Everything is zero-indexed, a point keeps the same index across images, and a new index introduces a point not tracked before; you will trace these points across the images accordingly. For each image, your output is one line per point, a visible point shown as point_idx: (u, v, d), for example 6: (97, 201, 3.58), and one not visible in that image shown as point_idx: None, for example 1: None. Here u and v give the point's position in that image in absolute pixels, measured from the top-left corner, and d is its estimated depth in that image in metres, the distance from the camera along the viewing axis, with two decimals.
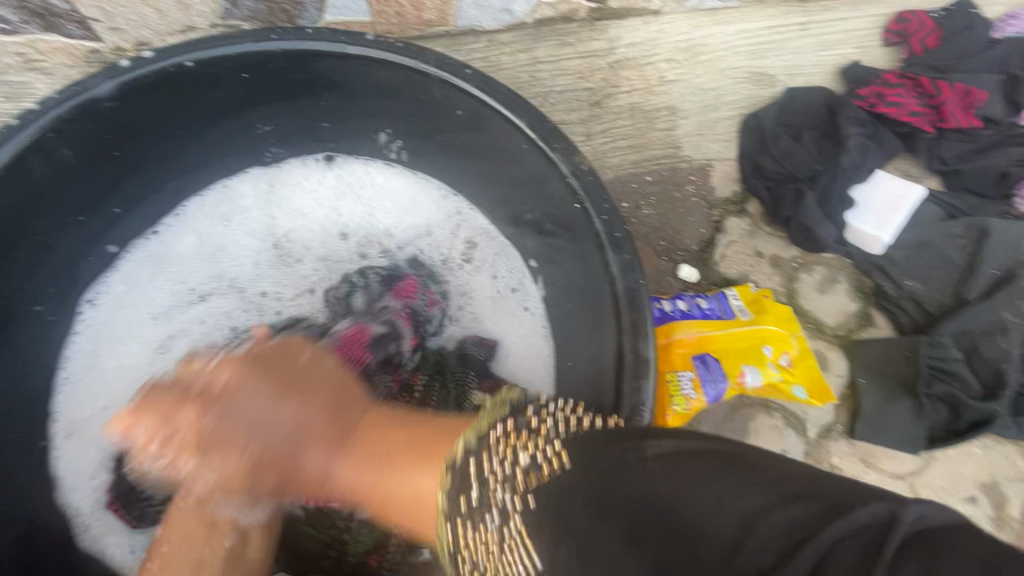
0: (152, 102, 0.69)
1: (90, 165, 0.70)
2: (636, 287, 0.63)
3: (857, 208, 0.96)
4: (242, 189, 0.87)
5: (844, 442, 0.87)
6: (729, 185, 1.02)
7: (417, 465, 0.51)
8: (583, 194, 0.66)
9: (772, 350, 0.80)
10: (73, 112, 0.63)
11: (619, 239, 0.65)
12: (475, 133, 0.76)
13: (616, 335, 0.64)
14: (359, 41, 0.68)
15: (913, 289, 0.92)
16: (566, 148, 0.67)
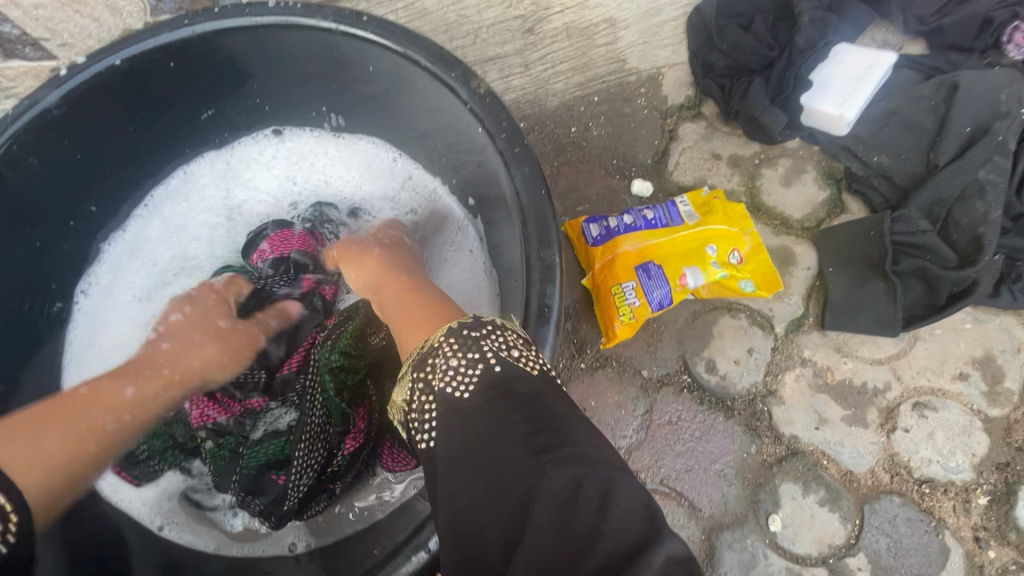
0: (98, 104, 0.75)
1: (58, 172, 0.77)
2: (539, 199, 0.62)
3: (818, 88, 0.90)
4: (200, 171, 0.94)
5: (816, 334, 0.83)
6: (682, 90, 0.98)
7: (419, 322, 0.56)
8: (483, 116, 0.66)
9: (717, 249, 0.78)
10: (29, 125, 0.69)
11: (520, 154, 0.64)
12: (386, 78, 0.76)
13: (523, 246, 0.62)
14: (263, 9, 0.70)
15: (882, 164, 0.86)
16: (464, 74, 0.67)
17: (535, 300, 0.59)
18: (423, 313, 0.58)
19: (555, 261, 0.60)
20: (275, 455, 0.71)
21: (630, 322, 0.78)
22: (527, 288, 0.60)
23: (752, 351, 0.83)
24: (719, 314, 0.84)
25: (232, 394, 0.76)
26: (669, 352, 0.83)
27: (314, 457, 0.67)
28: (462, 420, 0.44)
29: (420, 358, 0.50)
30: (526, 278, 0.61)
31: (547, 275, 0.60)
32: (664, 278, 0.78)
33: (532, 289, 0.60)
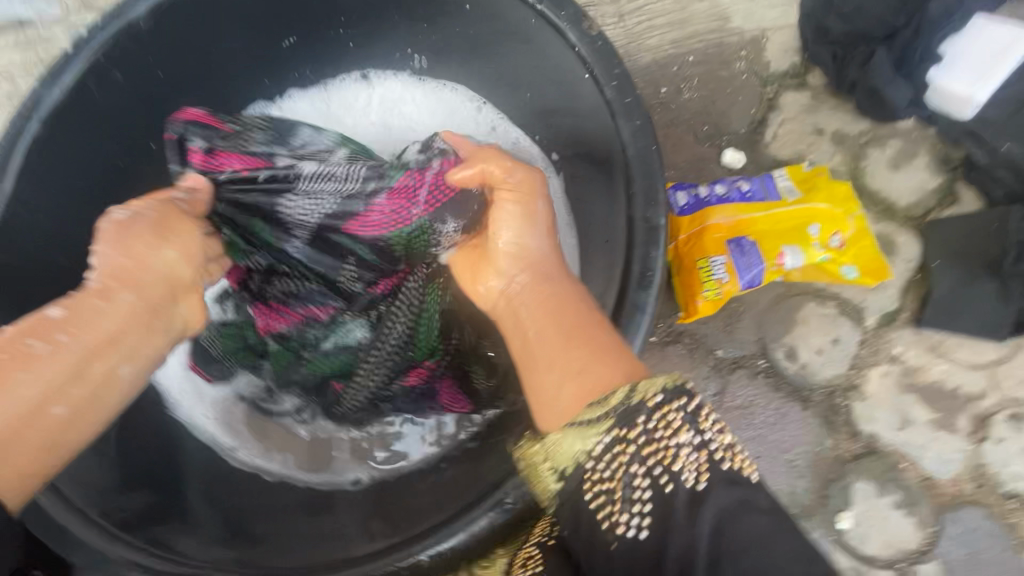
0: (184, 19, 0.72)
1: (142, 94, 0.74)
2: (647, 153, 0.59)
3: (946, 64, 0.81)
4: (286, 108, 0.90)
5: (910, 331, 0.78)
6: (787, 56, 0.90)
7: (573, 358, 0.48)
8: (592, 62, 0.62)
9: (821, 229, 0.73)
10: (115, 36, 0.67)
11: (630, 105, 0.61)
12: (485, 13, 0.72)
13: (626, 207, 0.60)
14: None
15: (1010, 153, 0.78)
16: (574, 16, 0.63)
17: (639, 259, 0.57)
18: (577, 346, 0.48)
19: (661, 222, 0.58)
20: (343, 367, 0.67)
21: (715, 298, 0.74)
22: (628, 249, 0.58)
23: (838, 342, 0.78)
24: (804, 300, 0.79)
25: (287, 302, 0.66)
26: (747, 334, 0.79)
27: (383, 376, 0.66)
28: (705, 518, 0.41)
29: (624, 413, 0.44)
30: (629, 240, 0.59)
31: (653, 237, 0.57)
32: (759, 255, 0.73)
33: (635, 247, 0.58)
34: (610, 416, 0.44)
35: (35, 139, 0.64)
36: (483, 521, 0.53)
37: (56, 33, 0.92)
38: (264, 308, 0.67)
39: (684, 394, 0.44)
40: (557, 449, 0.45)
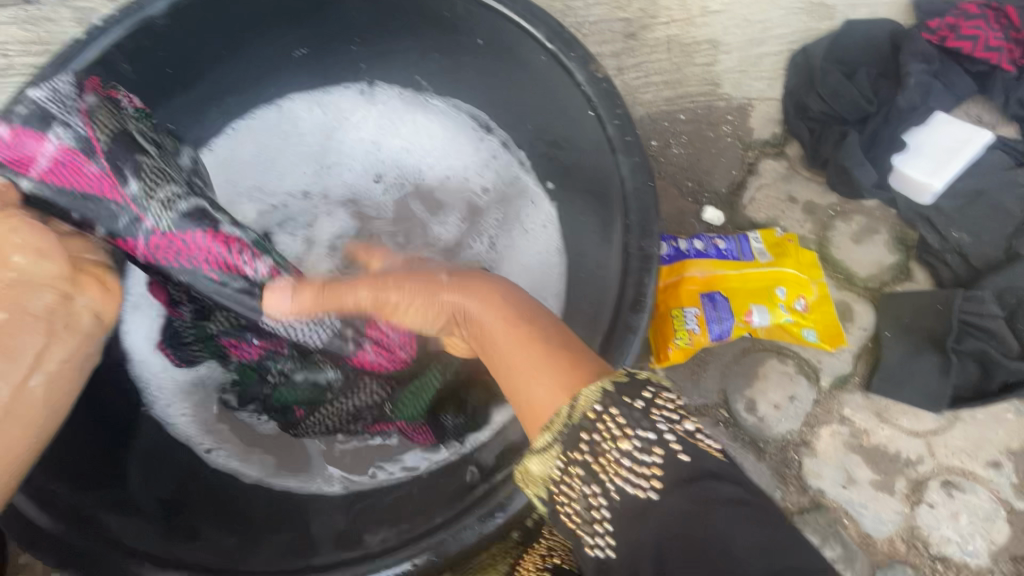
0: (202, 20, 0.73)
1: (148, 86, 0.75)
2: (645, 188, 0.62)
3: (909, 152, 0.89)
4: (290, 109, 0.90)
5: (860, 395, 0.84)
6: (769, 126, 0.97)
7: (537, 368, 0.46)
8: (597, 101, 0.65)
9: (786, 292, 0.78)
10: (130, 31, 0.68)
11: (631, 142, 0.64)
12: (497, 49, 0.76)
13: (621, 249, 0.62)
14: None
15: (960, 241, 0.86)
16: (583, 57, 0.67)
17: (631, 288, 0.59)
18: (541, 356, 0.47)
19: (655, 252, 0.60)
20: (310, 395, 0.67)
21: (686, 347, 0.77)
22: (622, 276, 0.61)
23: (793, 399, 0.83)
24: (767, 356, 0.84)
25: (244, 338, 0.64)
26: (711, 384, 0.83)
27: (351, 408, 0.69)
28: (658, 527, 0.40)
29: (569, 435, 0.44)
30: (623, 268, 0.61)
31: (646, 267, 0.60)
32: (728, 311, 0.77)
33: (628, 283, 0.60)
34: (558, 440, 0.44)
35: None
36: (472, 531, 0.54)
37: (62, 14, 0.92)
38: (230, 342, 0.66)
39: (630, 391, 0.44)
40: (532, 481, 0.47)
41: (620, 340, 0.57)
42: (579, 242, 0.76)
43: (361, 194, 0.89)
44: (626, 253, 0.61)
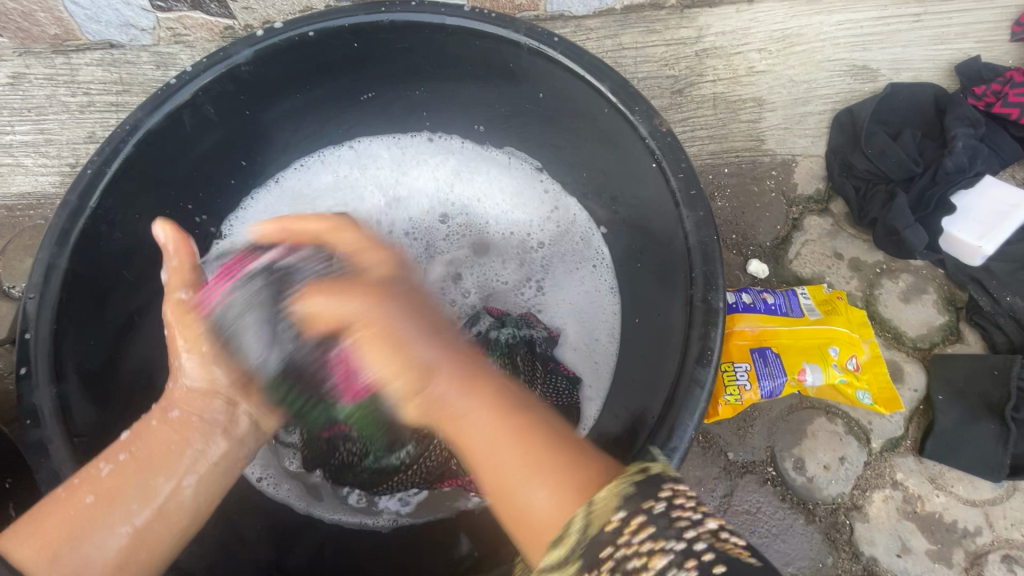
0: (280, 68, 0.77)
1: (227, 121, 0.80)
2: (709, 243, 0.63)
3: (958, 215, 0.89)
4: (367, 150, 0.99)
5: (912, 460, 0.82)
6: (813, 183, 0.97)
7: (531, 472, 0.45)
8: (660, 154, 0.67)
9: (839, 351, 0.78)
10: (217, 76, 0.72)
11: (694, 197, 0.65)
12: (561, 100, 0.79)
13: (685, 306, 0.63)
14: (458, 11, 0.73)
15: (1013, 305, 0.86)
16: (647, 112, 0.68)
17: (695, 341, 0.60)
18: (524, 456, 0.46)
19: (719, 305, 0.61)
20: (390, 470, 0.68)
21: (736, 404, 0.77)
22: (687, 328, 0.62)
23: (844, 460, 0.82)
24: (815, 415, 0.83)
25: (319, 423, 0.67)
26: (758, 441, 0.82)
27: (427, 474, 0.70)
28: None
29: (588, 554, 0.38)
30: (687, 323, 0.62)
31: (711, 318, 0.60)
32: (781, 368, 0.77)
33: (691, 337, 0.61)
34: (578, 556, 0.39)
35: (126, 159, 0.70)
36: None
37: (142, 58, 0.98)
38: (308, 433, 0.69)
39: (650, 495, 0.39)
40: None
41: (687, 394, 0.58)
42: (640, 292, 0.80)
43: (429, 232, 0.98)
44: (690, 305, 0.62)
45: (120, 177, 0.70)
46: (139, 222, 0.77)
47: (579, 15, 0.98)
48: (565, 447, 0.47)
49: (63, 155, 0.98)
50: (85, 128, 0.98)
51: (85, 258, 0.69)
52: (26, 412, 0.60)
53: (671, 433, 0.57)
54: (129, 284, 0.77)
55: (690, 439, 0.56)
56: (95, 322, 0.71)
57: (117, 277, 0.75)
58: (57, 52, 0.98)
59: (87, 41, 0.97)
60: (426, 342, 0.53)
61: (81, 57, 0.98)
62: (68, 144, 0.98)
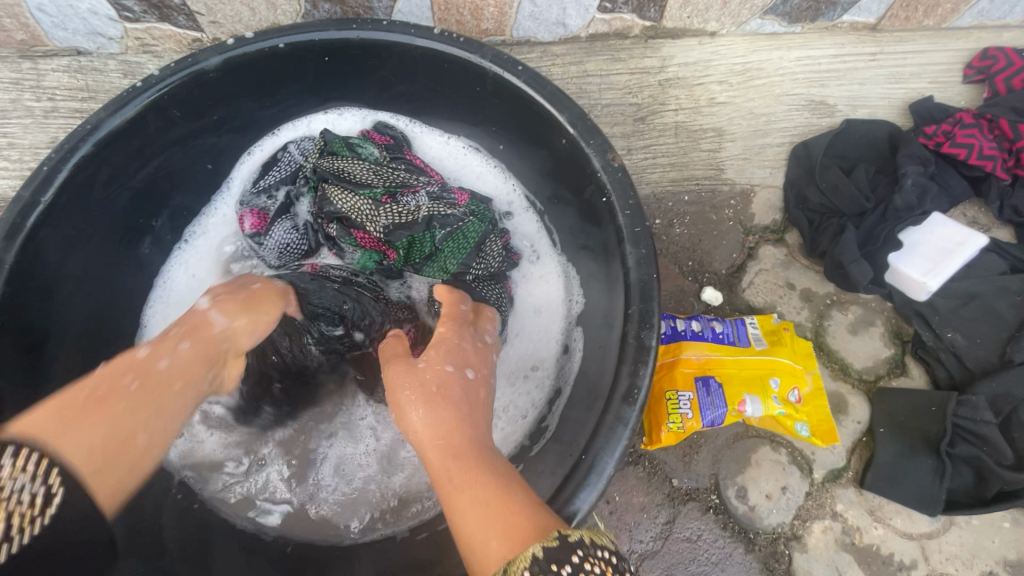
0: (250, 75, 0.79)
1: (192, 126, 0.81)
2: (649, 280, 0.64)
3: (905, 251, 0.91)
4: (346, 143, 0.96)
5: (852, 491, 0.83)
6: (769, 214, 0.99)
7: (509, 526, 0.44)
8: (611, 189, 0.69)
9: (780, 383, 0.79)
10: (183, 80, 0.73)
11: (639, 234, 0.66)
12: (523, 125, 0.80)
13: (621, 343, 0.64)
14: (426, 34, 0.74)
15: (955, 342, 0.87)
16: (600, 145, 0.70)
17: (625, 377, 0.61)
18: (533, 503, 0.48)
19: (650, 344, 0.61)
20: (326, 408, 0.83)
21: (678, 431, 0.77)
22: (619, 364, 0.62)
23: (786, 490, 0.82)
24: (759, 444, 0.84)
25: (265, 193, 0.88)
26: (703, 468, 0.83)
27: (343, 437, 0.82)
28: None
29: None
30: (619, 358, 0.63)
31: (642, 356, 0.61)
32: (723, 398, 0.78)
33: (624, 367, 0.62)
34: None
35: (82, 157, 0.70)
36: None
37: (109, 66, 0.99)
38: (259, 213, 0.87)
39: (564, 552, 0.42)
40: None
41: (610, 430, 0.58)
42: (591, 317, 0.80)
43: None
44: (625, 341, 0.63)
45: (74, 176, 0.70)
46: (94, 223, 0.77)
47: (546, 41, 1.00)
48: (514, 490, 0.48)
49: (25, 159, 0.98)
50: (49, 134, 0.98)
51: (34, 256, 0.68)
52: None
53: (590, 470, 0.57)
54: (79, 282, 0.76)
55: (608, 476, 0.56)
56: (44, 323, 0.71)
57: (68, 277, 0.74)
58: (24, 57, 0.98)
59: (55, 47, 0.98)
60: (409, 387, 0.59)
61: (48, 63, 0.99)
62: (30, 148, 0.98)
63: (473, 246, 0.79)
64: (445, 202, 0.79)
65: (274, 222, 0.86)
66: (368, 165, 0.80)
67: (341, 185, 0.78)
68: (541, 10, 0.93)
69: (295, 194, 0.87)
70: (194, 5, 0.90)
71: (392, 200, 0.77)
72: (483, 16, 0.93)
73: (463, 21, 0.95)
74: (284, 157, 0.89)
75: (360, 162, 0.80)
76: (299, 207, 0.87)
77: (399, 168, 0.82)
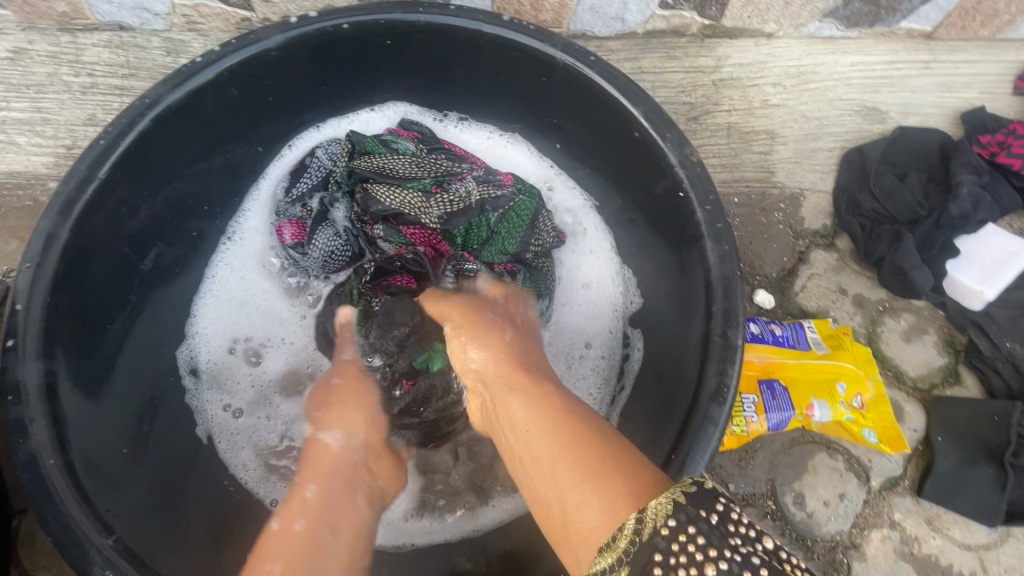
0: (310, 55, 0.76)
1: (247, 106, 0.78)
2: (732, 278, 0.62)
3: (962, 259, 0.91)
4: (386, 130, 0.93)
5: (910, 500, 0.82)
6: (821, 218, 0.98)
7: (589, 481, 0.46)
8: (689, 184, 0.67)
9: (846, 388, 0.78)
10: (245, 58, 0.71)
11: (720, 230, 0.65)
12: (588, 118, 0.78)
13: (704, 342, 0.62)
14: (497, 20, 0.72)
15: (1012, 352, 0.87)
16: (678, 139, 0.68)
17: (711, 376, 0.59)
18: (607, 442, 0.50)
19: (737, 343, 0.59)
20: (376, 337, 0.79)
21: (741, 434, 0.77)
22: (703, 363, 0.61)
23: (844, 497, 0.81)
24: (816, 450, 0.82)
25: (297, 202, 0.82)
26: (760, 473, 0.81)
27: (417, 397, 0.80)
28: None
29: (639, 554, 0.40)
30: (703, 357, 0.62)
31: (728, 354, 0.59)
32: (789, 402, 0.77)
33: (709, 365, 0.60)
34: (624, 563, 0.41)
35: (141, 133, 0.67)
36: None
37: (152, 43, 0.96)
38: (295, 224, 0.81)
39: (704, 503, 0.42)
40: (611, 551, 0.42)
41: (699, 430, 0.57)
42: (655, 316, 0.78)
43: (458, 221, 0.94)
44: (709, 340, 0.61)
45: (131, 151, 0.67)
46: (145, 201, 0.73)
47: (602, 35, 0.98)
48: (588, 437, 0.50)
49: (59, 135, 0.94)
50: (86, 110, 0.95)
51: (88, 233, 0.65)
52: (9, 388, 0.55)
53: (682, 471, 0.56)
54: (128, 263, 0.73)
55: (699, 477, 0.55)
56: (95, 305, 0.68)
57: (117, 258, 0.71)
58: (63, 30, 0.95)
59: (96, 21, 0.94)
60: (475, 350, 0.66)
61: (88, 37, 0.95)
62: (65, 125, 0.95)
63: (529, 222, 0.78)
64: (493, 183, 0.77)
65: (314, 230, 0.80)
66: (413, 160, 0.77)
67: (385, 181, 0.74)
68: (602, 3, 0.91)
69: (330, 202, 0.81)
70: None
71: (443, 192, 0.75)
72: (543, 7, 0.92)
73: (521, 11, 0.93)
74: (312, 162, 0.83)
75: (400, 156, 0.77)
76: (336, 214, 0.81)
77: (440, 163, 0.78)
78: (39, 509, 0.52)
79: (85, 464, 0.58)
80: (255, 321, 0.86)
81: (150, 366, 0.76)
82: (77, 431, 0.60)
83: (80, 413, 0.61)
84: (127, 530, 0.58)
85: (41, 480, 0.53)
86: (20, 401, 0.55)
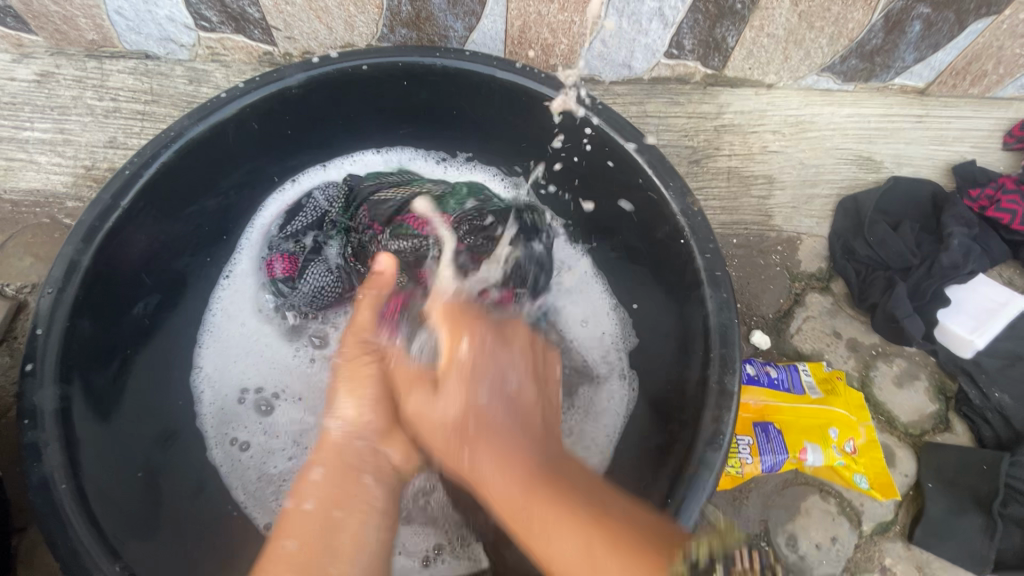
0: (329, 94, 0.79)
1: (266, 139, 0.81)
2: (729, 325, 0.65)
3: (952, 308, 0.94)
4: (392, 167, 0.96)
5: (900, 545, 0.84)
6: (817, 261, 1.01)
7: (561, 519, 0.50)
8: (690, 232, 0.70)
9: (838, 433, 0.80)
10: (267, 95, 0.74)
11: (718, 278, 0.67)
12: (593, 162, 0.82)
13: (702, 387, 0.64)
14: (510, 67, 0.76)
15: (1001, 402, 0.89)
16: (680, 188, 0.71)
17: (708, 421, 0.61)
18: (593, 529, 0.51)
19: (733, 389, 0.62)
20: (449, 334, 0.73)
21: (736, 475, 0.79)
22: (700, 409, 0.63)
23: (835, 540, 0.82)
24: (808, 492, 0.84)
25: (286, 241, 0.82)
26: (753, 514, 0.82)
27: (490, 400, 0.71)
28: None
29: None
30: (700, 403, 0.64)
31: (724, 401, 0.61)
32: (783, 445, 0.79)
33: (706, 409, 0.62)
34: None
35: (163, 164, 0.70)
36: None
37: (176, 72, 0.99)
38: (286, 259, 0.81)
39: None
40: None
41: (695, 475, 0.59)
42: (654, 355, 0.80)
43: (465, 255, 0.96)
44: (706, 386, 0.63)
45: (154, 181, 0.70)
46: (163, 228, 0.75)
47: (609, 80, 1.02)
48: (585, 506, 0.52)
49: (79, 156, 0.97)
50: (108, 133, 0.98)
51: (108, 260, 0.67)
52: (25, 412, 0.57)
53: (678, 514, 0.57)
54: (143, 289, 0.75)
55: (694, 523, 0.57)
56: (109, 329, 0.69)
57: (133, 282, 0.73)
58: (90, 56, 0.98)
59: (123, 50, 0.98)
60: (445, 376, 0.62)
61: (114, 64, 0.99)
62: (86, 146, 0.97)
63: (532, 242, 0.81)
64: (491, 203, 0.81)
65: (306, 266, 0.81)
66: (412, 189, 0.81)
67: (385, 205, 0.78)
68: (610, 51, 0.95)
69: (323, 239, 0.82)
70: (274, 20, 0.91)
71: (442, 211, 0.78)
72: (554, 52, 0.96)
73: (532, 55, 0.97)
74: (309, 203, 0.86)
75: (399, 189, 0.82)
76: (329, 250, 0.81)
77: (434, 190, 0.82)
78: (50, 532, 0.54)
79: (94, 487, 0.60)
80: (260, 366, 0.85)
81: (159, 389, 0.78)
82: (87, 453, 0.61)
83: (90, 436, 0.63)
84: (131, 555, 0.59)
85: (52, 504, 0.55)
86: (36, 426, 0.57)
